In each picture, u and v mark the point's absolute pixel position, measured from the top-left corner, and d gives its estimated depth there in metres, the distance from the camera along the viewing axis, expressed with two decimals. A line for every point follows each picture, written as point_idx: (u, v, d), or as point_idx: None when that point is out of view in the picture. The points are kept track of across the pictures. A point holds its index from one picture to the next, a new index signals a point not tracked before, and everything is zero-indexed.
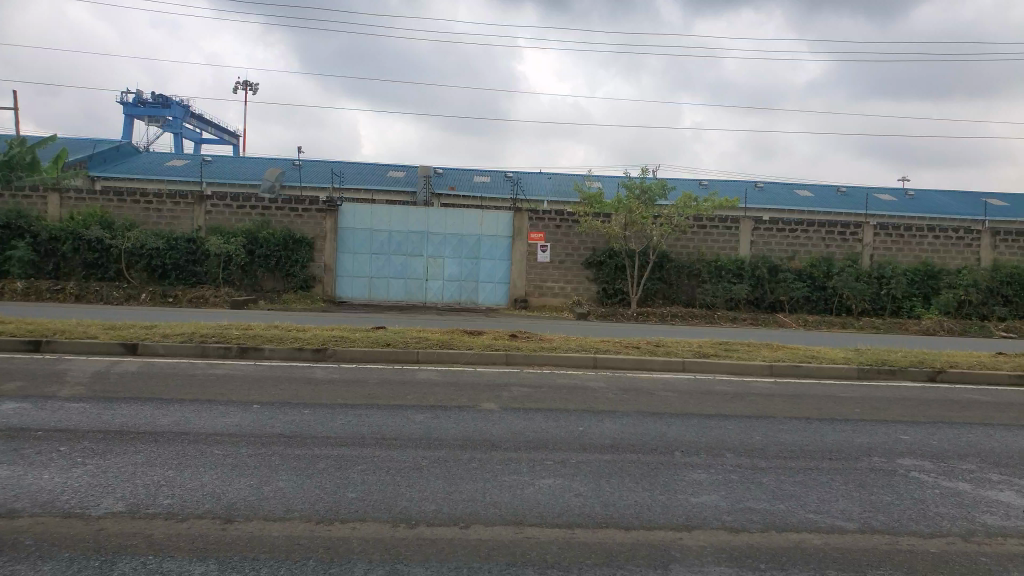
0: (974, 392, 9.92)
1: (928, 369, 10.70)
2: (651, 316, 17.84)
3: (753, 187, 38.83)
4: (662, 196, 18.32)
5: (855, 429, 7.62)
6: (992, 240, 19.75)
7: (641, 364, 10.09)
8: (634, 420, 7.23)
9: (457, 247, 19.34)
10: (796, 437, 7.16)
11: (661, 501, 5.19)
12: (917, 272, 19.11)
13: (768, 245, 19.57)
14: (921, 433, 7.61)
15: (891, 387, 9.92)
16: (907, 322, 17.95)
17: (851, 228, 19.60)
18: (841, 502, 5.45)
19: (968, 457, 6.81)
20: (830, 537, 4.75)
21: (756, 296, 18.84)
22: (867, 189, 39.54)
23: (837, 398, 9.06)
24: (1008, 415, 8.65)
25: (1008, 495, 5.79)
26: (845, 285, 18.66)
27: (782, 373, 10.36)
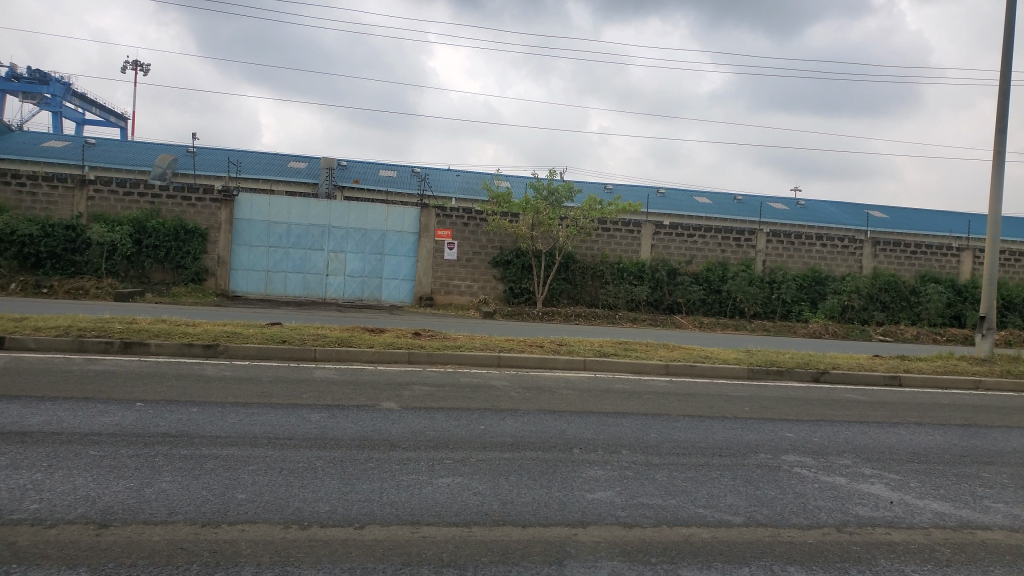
0: (852, 391, 10.57)
1: (813, 370, 11.32)
2: (556, 316, 18.07)
3: (655, 192, 39.93)
4: (569, 198, 18.58)
5: (744, 427, 7.96)
6: (873, 248, 21.08)
7: (545, 363, 10.21)
8: (534, 419, 7.29)
9: (360, 243, 19.03)
10: (689, 434, 7.41)
11: (558, 497, 5.26)
12: (805, 278, 20.19)
13: (667, 249, 20.21)
14: (804, 430, 8.02)
15: (778, 387, 10.43)
16: (796, 326, 18.91)
17: (745, 235, 20.51)
18: (728, 497, 5.67)
19: (846, 453, 7.24)
20: (718, 531, 4.94)
21: (656, 298, 19.42)
22: (760, 198, 41.42)
23: (728, 397, 9.43)
24: (882, 414, 9.25)
25: (880, 489, 6.18)
26: (739, 289, 19.44)
27: (677, 372, 10.71)
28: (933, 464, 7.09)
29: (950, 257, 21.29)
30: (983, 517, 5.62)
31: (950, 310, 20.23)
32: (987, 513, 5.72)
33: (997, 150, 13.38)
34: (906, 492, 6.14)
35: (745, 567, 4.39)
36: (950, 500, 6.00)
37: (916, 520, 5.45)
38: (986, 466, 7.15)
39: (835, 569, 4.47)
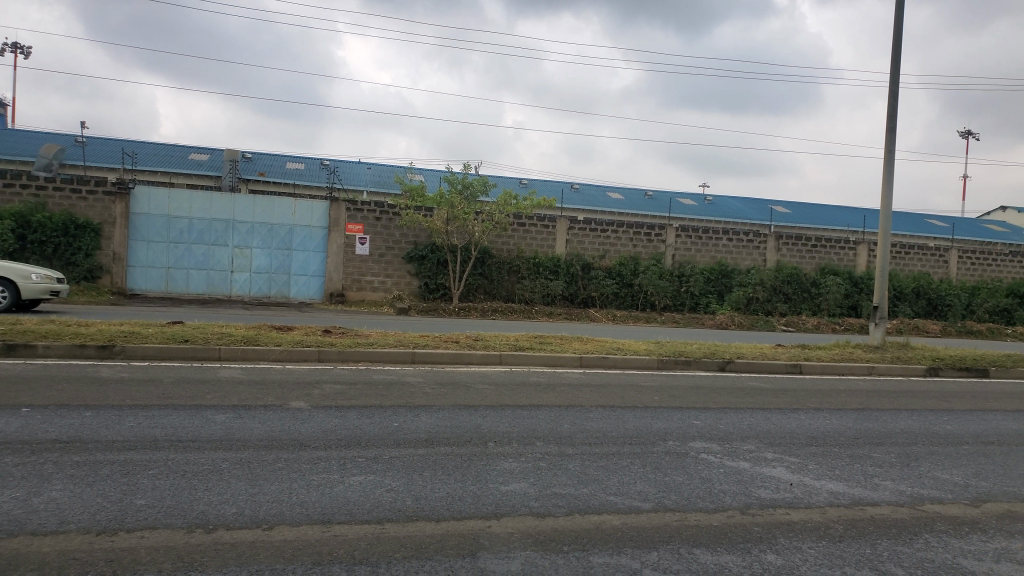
0: (756, 380, 11.04)
1: (719, 360, 11.75)
2: (472, 312, 18.11)
3: (569, 187, 40.46)
4: (484, 192, 18.67)
5: (653, 415, 8.19)
6: (776, 242, 22.01)
7: (460, 358, 10.21)
8: (448, 414, 7.29)
9: (267, 238, 18.52)
10: (601, 424, 7.58)
11: (472, 491, 5.27)
12: (712, 272, 20.85)
13: (581, 244, 20.52)
14: (710, 417, 8.32)
15: (686, 376, 10.79)
16: (704, 318, 19.58)
17: (656, 229, 21.04)
18: (638, 484, 5.83)
19: (749, 438, 7.56)
20: (628, 517, 5.07)
21: (571, 292, 19.70)
22: (670, 194, 42.60)
23: (639, 387, 9.70)
24: (783, 400, 9.71)
25: (780, 471, 6.49)
26: (650, 283, 19.96)
27: (591, 365, 10.92)
28: (829, 446, 7.49)
29: (846, 250, 22.49)
30: (873, 494, 5.99)
31: (847, 300, 21.36)
32: (876, 491, 6.10)
33: (888, 149, 14.22)
34: (804, 474, 6.47)
35: (654, 551, 4.53)
36: (844, 479, 6.36)
37: (813, 500, 5.75)
38: (876, 446, 7.61)
39: (739, 549, 4.67)
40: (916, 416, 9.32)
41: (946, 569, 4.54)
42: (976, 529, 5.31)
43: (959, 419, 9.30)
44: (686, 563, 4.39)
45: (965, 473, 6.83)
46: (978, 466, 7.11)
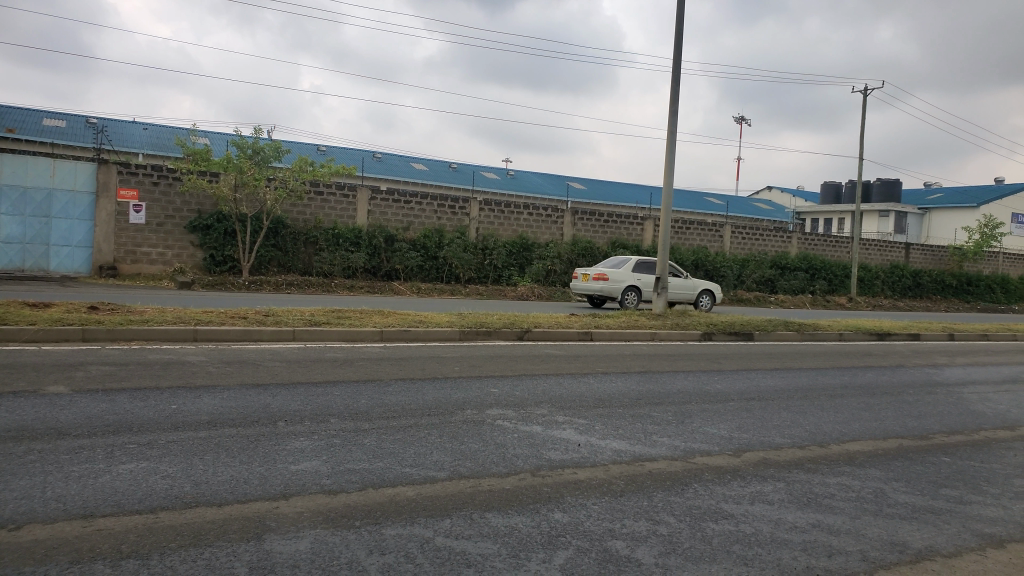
0: (551, 347, 11.58)
1: (518, 330, 12.17)
2: (264, 285, 17.30)
3: (370, 156, 39.66)
4: (277, 158, 18.10)
5: (451, 386, 8.32)
6: (572, 217, 23.06)
7: (248, 335, 9.71)
8: (236, 393, 6.94)
9: (19, 203, 16.41)
10: (399, 397, 7.57)
11: (259, 473, 5.06)
12: (514, 245, 21.43)
13: (383, 215, 20.20)
14: (506, 385, 8.62)
15: (486, 346, 11.05)
16: (506, 291, 20.23)
17: (459, 202, 21.18)
18: (434, 454, 5.90)
19: (542, 403, 7.91)
20: (422, 488, 5.12)
21: (373, 265, 19.38)
22: (472, 166, 43.13)
23: (439, 358, 9.82)
24: (574, 365, 10.32)
25: (570, 433, 6.87)
26: (454, 255, 20.13)
27: (391, 338, 10.84)
28: (613, 407, 8.06)
29: (635, 225, 24.13)
30: (651, 450, 6.53)
31: None
32: (654, 447, 6.64)
33: (671, 133, 15.37)
34: (590, 434, 6.89)
35: (446, 518, 4.62)
36: (626, 438, 6.86)
37: (598, 459, 6.15)
38: (656, 406, 8.29)
39: (527, 510, 4.89)
40: (691, 377, 10.29)
41: (710, 514, 5.06)
42: (737, 476, 5.95)
43: (726, 378, 10.38)
44: (478, 528, 4.52)
45: (729, 426, 7.65)
46: (740, 419, 7.98)
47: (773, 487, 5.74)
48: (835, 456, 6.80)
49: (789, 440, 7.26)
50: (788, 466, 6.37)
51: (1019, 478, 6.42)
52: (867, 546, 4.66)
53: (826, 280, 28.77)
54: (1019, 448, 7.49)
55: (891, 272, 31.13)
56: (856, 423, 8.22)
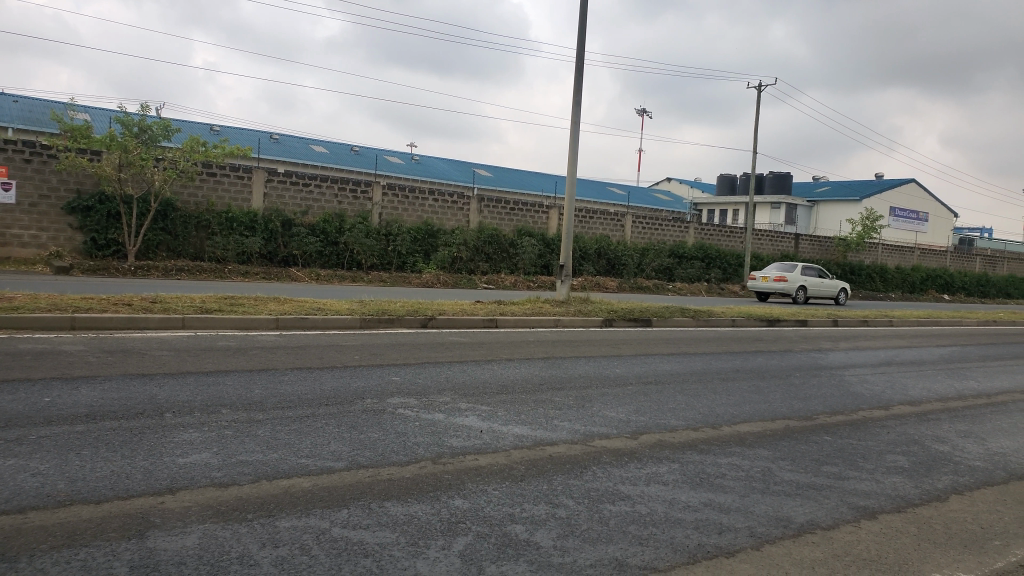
0: (455, 334, 11.55)
1: (421, 317, 12.05)
2: (152, 271, 16.49)
3: (267, 137, 38.28)
4: (165, 137, 17.34)
5: (352, 375, 8.19)
6: (477, 204, 23.04)
7: (132, 323, 9.22)
8: (117, 384, 6.57)
9: None
10: (296, 387, 7.37)
11: (143, 467, 4.81)
12: (419, 231, 21.21)
13: (281, 198, 19.59)
14: (409, 373, 8.56)
15: (388, 334, 10.91)
16: (410, 278, 20.07)
17: (362, 186, 20.79)
18: (331, 444, 5.78)
19: (445, 391, 7.89)
20: (319, 478, 5.01)
21: (270, 250, 18.76)
22: (375, 150, 42.35)
23: (339, 347, 9.62)
24: (478, 352, 10.34)
25: (472, 420, 6.88)
26: (356, 241, 19.75)
27: (288, 326, 10.53)
28: (516, 393, 8.13)
29: (540, 214, 24.34)
30: (552, 435, 6.62)
31: (541, 260, 23.33)
32: (555, 431, 6.75)
33: (576, 121, 15.58)
34: (493, 421, 6.93)
35: (343, 509, 4.54)
36: (527, 423, 6.92)
37: (500, 444, 6.19)
38: (558, 391, 8.42)
39: (427, 497, 4.86)
40: (592, 362, 10.51)
41: (607, 496, 5.18)
42: (633, 458, 6.12)
43: (625, 363, 10.66)
44: (375, 517, 4.46)
45: (628, 409, 7.86)
46: (638, 403, 8.21)
47: (668, 468, 5.93)
48: (727, 437, 7.10)
49: (684, 422, 7.52)
50: (682, 447, 6.59)
51: (892, 453, 6.90)
52: (754, 522, 4.89)
53: (720, 269, 29.97)
54: (892, 426, 8.04)
55: (781, 262, 32.74)
56: (747, 405, 8.62)
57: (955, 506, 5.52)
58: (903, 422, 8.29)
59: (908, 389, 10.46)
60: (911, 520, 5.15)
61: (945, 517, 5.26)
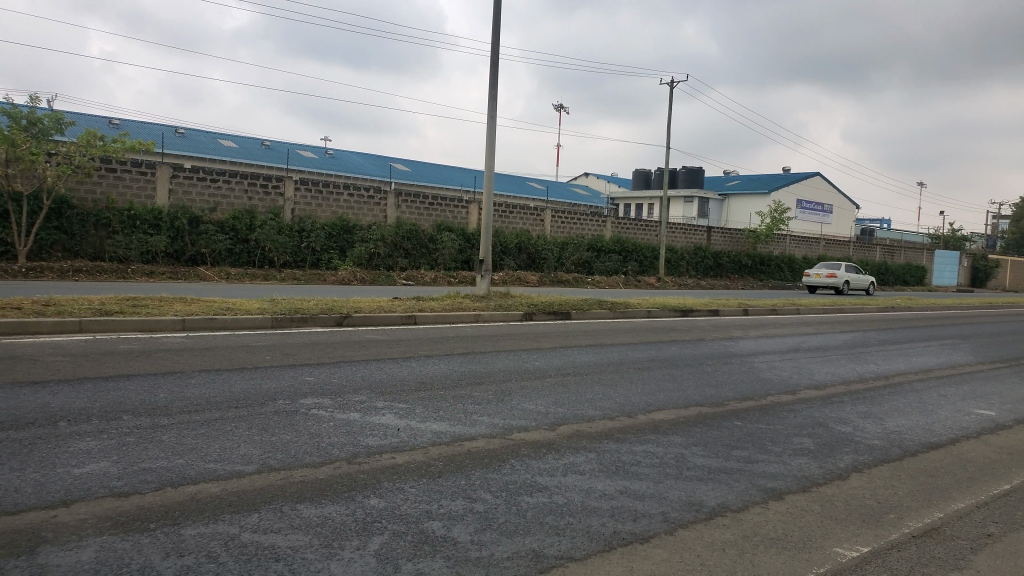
0: (371, 332, 11.43)
1: (337, 315, 11.87)
2: (46, 272, 15.66)
3: (172, 131, 36.79)
4: (59, 131, 16.37)
5: (264, 376, 7.99)
6: (395, 200, 22.79)
7: (24, 327, 8.78)
8: (5, 394, 6.22)
9: None
10: (204, 390, 7.15)
11: (34, 479, 4.59)
12: (334, 227, 20.85)
13: (187, 194, 18.90)
14: (323, 372, 8.43)
15: (302, 333, 10.70)
16: (325, 276, 19.72)
17: (273, 181, 20.27)
18: (242, 447, 5.65)
19: (361, 390, 7.81)
20: (227, 483, 4.89)
21: (176, 249, 18.08)
22: (287, 145, 41.28)
23: (250, 347, 9.38)
24: (397, 349, 10.28)
25: (389, 418, 6.83)
26: (268, 238, 19.23)
27: (195, 327, 10.19)
28: (435, 389, 8.13)
29: (459, 209, 24.28)
30: (470, 430, 6.65)
31: (460, 255, 23.31)
32: (473, 426, 6.78)
33: (492, 116, 15.63)
34: (410, 418, 6.90)
35: (254, 513, 4.45)
36: (445, 419, 6.93)
37: (417, 442, 6.18)
38: (476, 386, 8.46)
39: (342, 498, 4.82)
40: (512, 355, 10.61)
41: (525, 488, 5.25)
42: (550, 450, 6.22)
43: (544, 355, 10.81)
44: (288, 520, 4.39)
45: (546, 401, 7.98)
46: (556, 395, 8.34)
47: (585, 458, 6.06)
48: (642, 425, 7.29)
49: (600, 412, 7.69)
50: (598, 437, 6.74)
51: (797, 436, 7.24)
52: (667, 507, 5.05)
53: (637, 262, 30.68)
54: (798, 409, 8.44)
55: (695, 254, 33.78)
56: (661, 393, 8.87)
57: (855, 483, 5.85)
58: (807, 405, 8.71)
59: (813, 373, 11.01)
60: (813, 499, 5.42)
61: (845, 495, 5.57)
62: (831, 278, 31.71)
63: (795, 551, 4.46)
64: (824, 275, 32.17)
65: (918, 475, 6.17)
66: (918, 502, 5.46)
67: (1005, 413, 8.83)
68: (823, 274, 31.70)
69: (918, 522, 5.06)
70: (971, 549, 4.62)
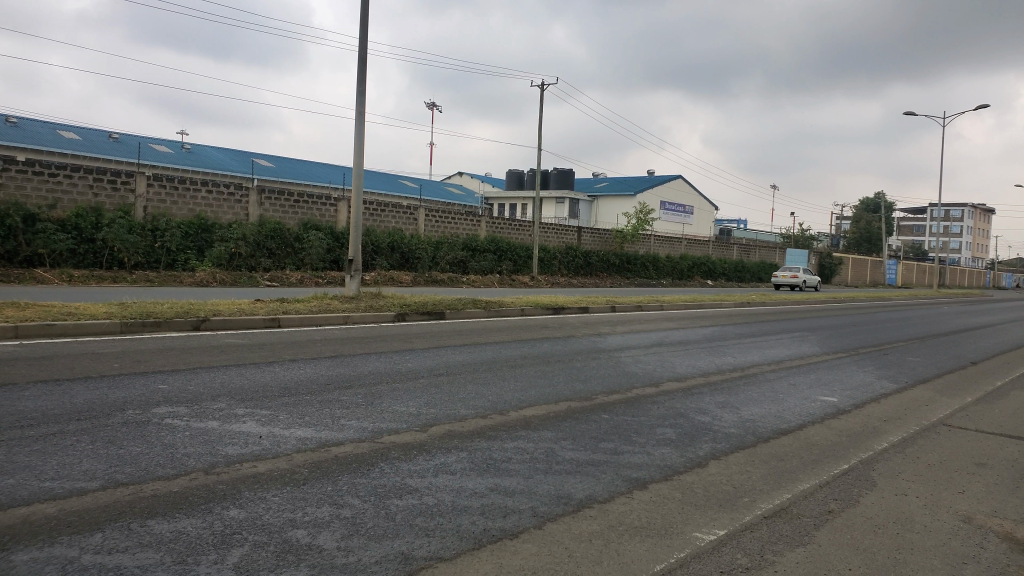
0: (232, 336, 10.95)
1: (192, 319, 11.28)
2: None
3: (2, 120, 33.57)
4: None
5: (111, 385, 7.47)
6: (258, 197, 21.95)
7: None
8: None
9: None
10: (39, 403, 6.59)
11: None
12: (191, 226, 19.79)
13: (21, 190, 17.36)
14: (178, 379, 7.98)
15: (154, 338, 10.09)
16: (181, 277, 18.66)
17: (122, 176, 18.98)
18: (84, 463, 5.25)
19: (219, 397, 7.46)
20: (65, 502, 4.54)
21: (8, 249, 16.50)
22: (138, 138, 38.74)
23: (93, 354, 8.74)
24: (260, 353, 9.90)
25: (251, 425, 6.56)
26: (116, 237, 17.97)
27: (28, 334, 9.40)
28: (301, 394, 7.90)
29: (328, 207, 23.71)
30: (337, 435, 6.50)
31: (328, 254, 22.77)
32: (341, 430, 6.64)
33: (359, 112, 15.35)
34: (274, 425, 6.67)
35: (98, 532, 4.16)
36: (312, 425, 6.76)
37: (281, 449, 5.98)
38: (346, 389, 8.28)
39: (198, 510, 4.59)
40: (383, 357, 10.47)
41: (394, 491, 5.20)
42: (421, 451, 6.19)
43: (416, 356, 10.74)
44: (137, 538, 4.14)
45: (416, 402, 7.94)
46: (427, 395, 8.30)
47: (456, 458, 6.08)
48: (513, 422, 7.40)
49: (472, 411, 7.74)
50: (469, 435, 6.78)
51: (660, 427, 7.58)
52: (537, 502, 5.16)
53: (511, 261, 31.11)
54: (660, 401, 8.85)
55: (566, 253, 34.63)
56: (531, 389, 9.05)
57: (713, 470, 6.21)
58: (669, 396, 9.16)
59: (675, 366, 11.57)
60: (675, 487, 5.70)
61: (704, 481, 5.89)
62: (793, 278, 39.70)
63: (658, 538, 4.67)
64: (788, 276, 40.38)
65: (769, 460, 6.63)
66: (768, 485, 5.87)
67: (845, 399, 9.66)
68: (789, 275, 39.94)
69: (769, 504, 5.43)
70: (814, 525, 5.02)
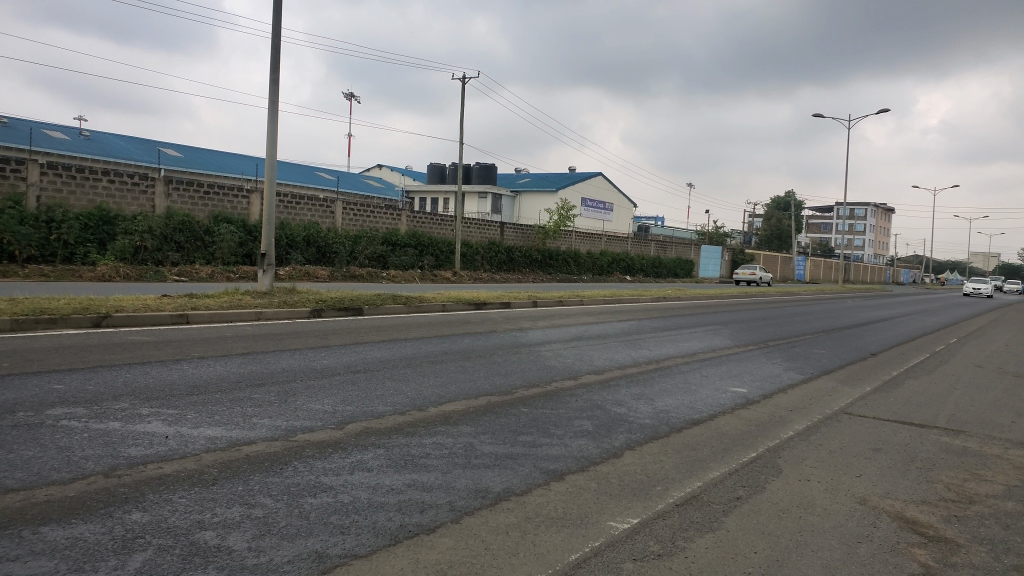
0: (135, 333, 10.51)
1: (92, 315, 10.76)
2: None
3: None
4: None
5: (1, 387, 7.04)
6: (165, 187, 21.06)
7: None
8: None
9: None
10: None
11: None
12: (90, 217, 18.85)
13: None
14: (76, 379, 7.60)
15: (49, 336, 9.58)
16: (79, 272, 17.75)
17: (12, 164, 17.86)
18: None
19: (122, 397, 7.14)
20: None
21: None
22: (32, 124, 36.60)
23: None
24: (167, 351, 9.53)
25: (157, 426, 6.33)
26: (6, 228, 16.93)
27: None
28: (211, 393, 7.65)
29: (239, 198, 23.00)
30: (249, 433, 6.34)
31: (241, 248, 22.08)
32: (253, 429, 6.48)
33: (272, 101, 14.95)
34: (181, 425, 6.44)
35: None
36: (222, 424, 6.57)
37: (188, 449, 5.79)
38: (259, 387, 8.08)
39: (98, 515, 4.40)
40: (298, 354, 10.25)
41: (308, 489, 5.12)
42: (337, 449, 6.11)
43: (334, 353, 10.57)
44: (29, 545, 3.94)
45: (332, 400, 7.82)
46: (343, 392, 8.19)
47: (372, 455, 6.03)
48: (431, 417, 7.39)
49: (389, 407, 7.68)
50: (387, 432, 6.74)
51: (577, 419, 7.72)
52: (454, 496, 5.18)
53: (433, 256, 30.94)
54: (578, 394, 9.00)
55: (489, 249, 34.69)
56: (450, 385, 9.05)
57: (628, 460, 6.38)
58: (587, 389, 9.32)
59: (592, 359, 11.78)
60: (591, 477, 5.83)
61: (619, 471, 6.05)
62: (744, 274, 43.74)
63: (573, 528, 4.77)
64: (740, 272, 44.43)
65: (682, 449, 6.86)
66: (681, 473, 6.08)
67: (754, 389, 10.07)
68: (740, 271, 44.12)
69: (681, 492, 5.63)
70: (723, 511, 5.23)
